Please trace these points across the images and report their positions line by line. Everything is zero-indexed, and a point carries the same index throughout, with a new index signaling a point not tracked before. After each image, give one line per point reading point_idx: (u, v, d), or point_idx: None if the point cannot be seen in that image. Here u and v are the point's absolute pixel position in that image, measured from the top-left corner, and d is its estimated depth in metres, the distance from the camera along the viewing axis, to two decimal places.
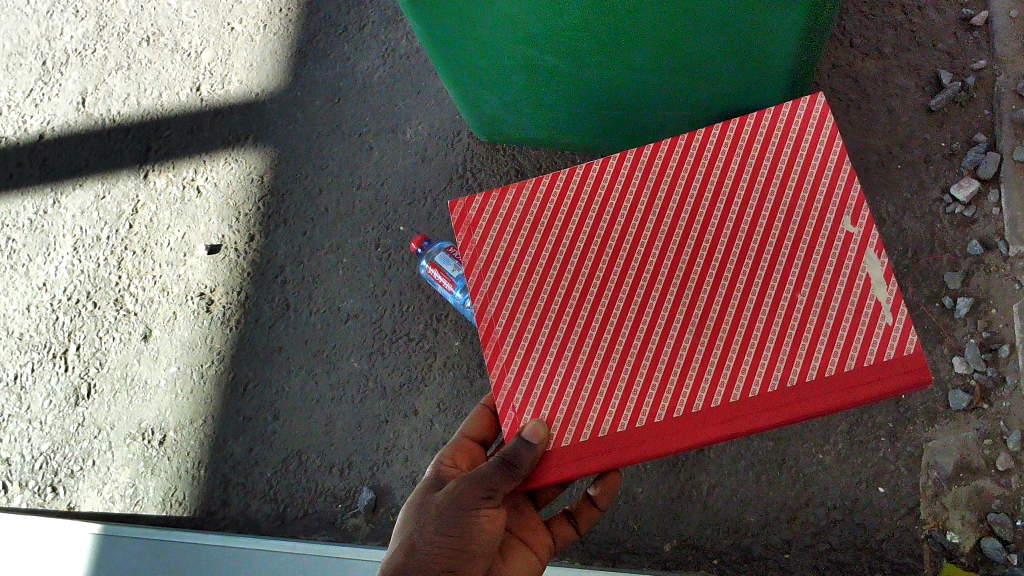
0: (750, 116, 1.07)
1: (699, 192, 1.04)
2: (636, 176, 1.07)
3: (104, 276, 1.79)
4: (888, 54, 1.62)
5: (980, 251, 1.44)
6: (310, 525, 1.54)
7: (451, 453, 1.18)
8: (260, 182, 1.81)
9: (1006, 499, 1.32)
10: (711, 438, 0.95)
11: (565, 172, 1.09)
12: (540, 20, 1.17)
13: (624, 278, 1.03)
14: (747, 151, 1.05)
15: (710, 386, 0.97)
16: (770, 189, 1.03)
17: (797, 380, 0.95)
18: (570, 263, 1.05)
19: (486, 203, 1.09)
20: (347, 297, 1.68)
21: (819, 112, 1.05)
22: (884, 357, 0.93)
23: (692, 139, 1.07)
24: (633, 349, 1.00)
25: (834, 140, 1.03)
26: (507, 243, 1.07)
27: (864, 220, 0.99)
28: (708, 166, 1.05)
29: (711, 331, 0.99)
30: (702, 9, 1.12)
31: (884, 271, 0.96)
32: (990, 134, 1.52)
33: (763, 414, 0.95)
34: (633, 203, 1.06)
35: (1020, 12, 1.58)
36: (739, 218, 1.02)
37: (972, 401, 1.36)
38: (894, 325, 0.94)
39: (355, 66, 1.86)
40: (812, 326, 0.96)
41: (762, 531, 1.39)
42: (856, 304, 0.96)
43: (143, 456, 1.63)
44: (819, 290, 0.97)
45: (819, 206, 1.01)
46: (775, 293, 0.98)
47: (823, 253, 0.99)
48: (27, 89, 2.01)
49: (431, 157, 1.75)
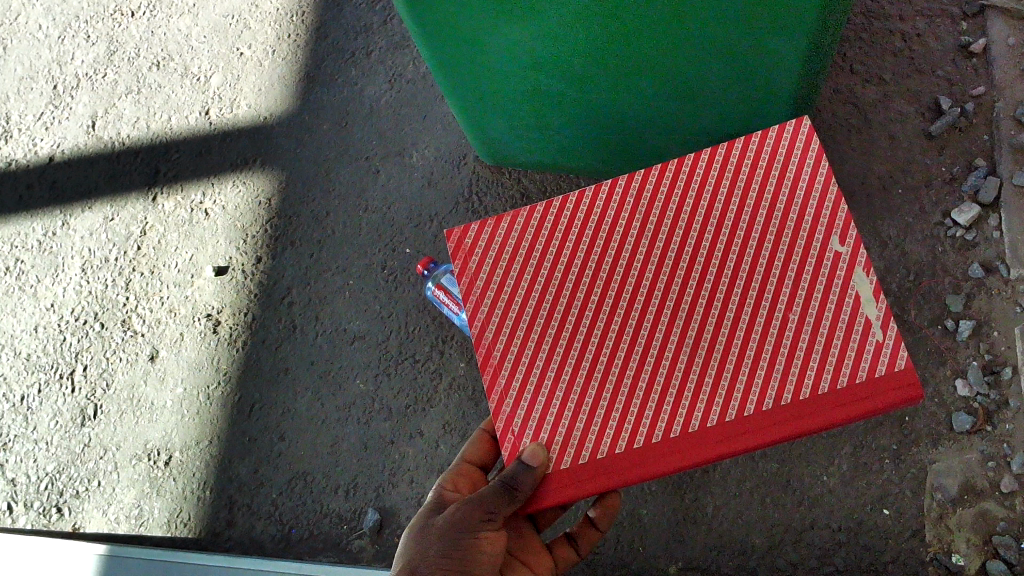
0: (737, 141, 1.10)
1: (691, 217, 1.07)
2: (628, 202, 1.10)
3: (112, 297, 1.81)
4: (888, 80, 1.65)
5: (981, 274, 1.46)
6: (315, 546, 1.54)
7: (452, 479, 1.19)
8: (267, 205, 1.83)
9: (1011, 521, 1.33)
10: (708, 457, 0.97)
11: (558, 200, 1.11)
12: (549, 46, 1.19)
13: (618, 302, 1.05)
14: (736, 174, 1.08)
15: (706, 406, 0.98)
16: (759, 212, 1.05)
17: (791, 398, 0.97)
18: (565, 288, 1.07)
19: (481, 231, 1.11)
20: (353, 319, 1.70)
21: (804, 137, 1.08)
22: (875, 373, 0.95)
23: (681, 165, 1.10)
24: (629, 371, 1.02)
25: (820, 162, 1.06)
26: (503, 271, 1.09)
27: (851, 239, 1.01)
28: (697, 191, 1.08)
29: (705, 352, 1.00)
30: (706, 36, 1.14)
31: (873, 289, 0.99)
32: (990, 160, 1.55)
33: (760, 433, 0.96)
34: (626, 229, 1.08)
35: (1017, 40, 1.62)
36: (729, 240, 1.05)
37: (975, 423, 1.37)
38: (884, 342, 0.96)
39: (362, 91, 1.89)
40: (804, 345, 0.98)
41: (768, 553, 1.39)
42: (846, 322, 0.98)
43: (149, 477, 1.64)
44: (810, 309, 0.99)
45: (807, 226, 1.03)
46: (766, 313, 1.00)
47: (813, 272, 1.01)
48: (38, 113, 2.04)
49: (437, 181, 1.77)
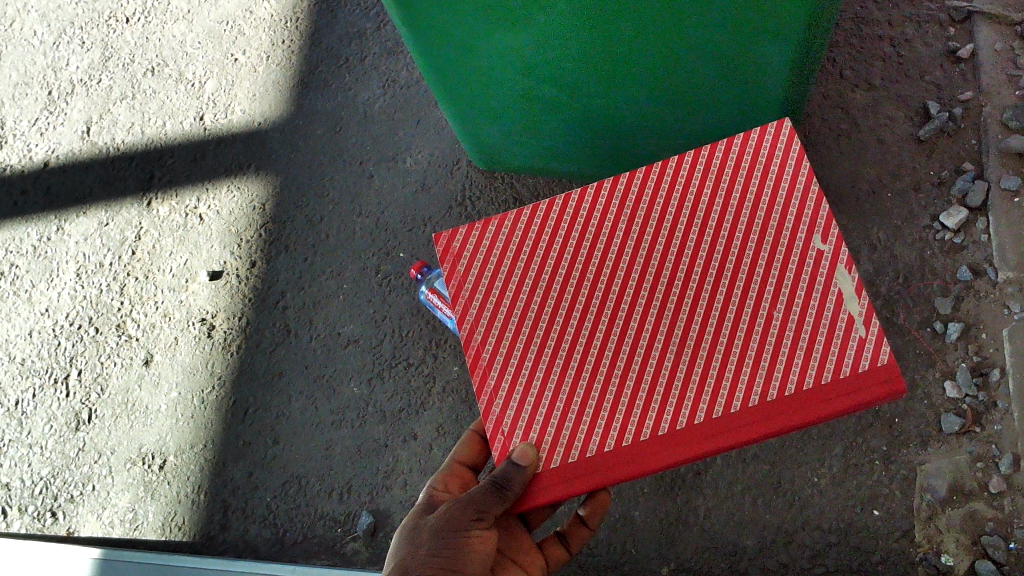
0: (720, 143, 1.11)
1: (675, 217, 1.08)
2: (614, 204, 1.11)
3: (107, 302, 1.81)
4: (877, 85, 1.67)
5: (970, 276, 1.47)
6: (310, 549, 1.54)
7: (443, 479, 1.20)
8: (261, 210, 1.83)
9: (1000, 521, 1.34)
10: (696, 454, 0.97)
11: (546, 203, 1.12)
12: (541, 53, 1.21)
13: (606, 301, 1.06)
14: (719, 175, 1.09)
15: (693, 404, 0.99)
16: (743, 212, 1.07)
17: (777, 394, 0.97)
18: (554, 289, 1.08)
19: (470, 234, 1.13)
20: (347, 323, 1.70)
21: (785, 137, 1.10)
22: (859, 368, 0.96)
23: (666, 167, 1.11)
24: (617, 371, 1.03)
25: (801, 162, 1.08)
26: (491, 273, 1.10)
27: (834, 237, 1.03)
28: (682, 192, 1.10)
29: (691, 350, 1.01)
30: (695, 42, 1.16)
31: (855, 286, 1.00)
32: (978, 164, 1.56)
33: (747, 429, 0.97)
34: (612, 231, 1.10)
35: (1004, 45, 1.63)
36: (714, 240, 1.06)
37: (964, 424, 1.39)
38: (867, 337, 0.97)
39: (356, 96, 1.90)
40: (789, 341, 0.99)
41: (759, 554, 1.40)
42: (829, 318, 0.99)
43: (143, 481, 1.64)
44: (794, 306, 1.01)
45: (790, 225, 1.05)
46: (751, 311, 1.01)
47: (796, 269, 1.02)
48: (33, 118, 2.04)
49: (430, 185, 1.78)
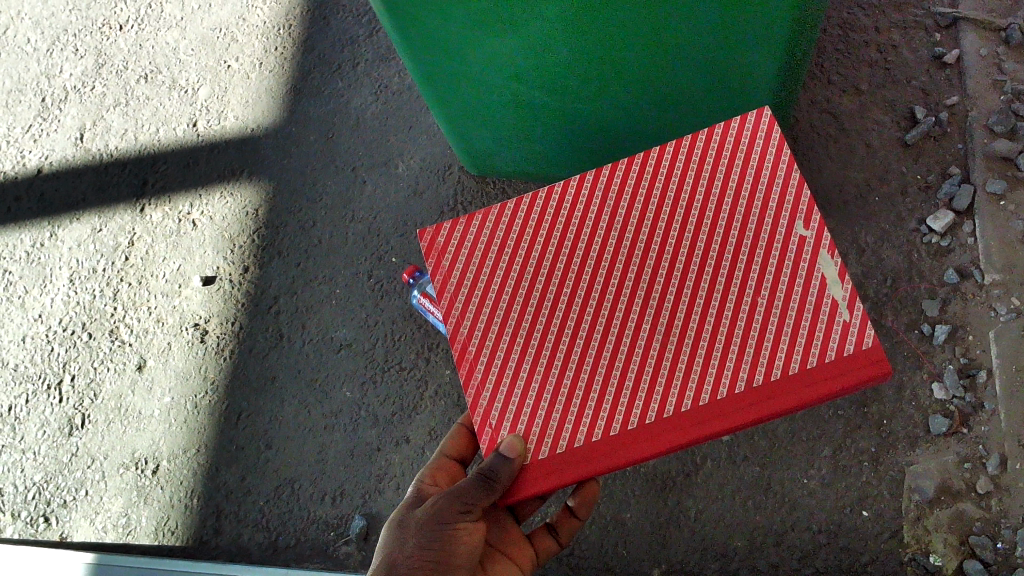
0: (702, 133, 1.13)
1: (659, 208, 1.10)
2: (597, 195, 1.12)
3: (100, 307, 1.82)
4: (865, 90, 1.68)
5: (957, 279, 1.49)
6: (302, 553, 1.55)
7: (431, 473, 1.22)
8: (254, 216, 1.84)
9: (987, 521, 1.35)
10: (683, 441, 0.98)
11: (530, 196, 1.14)
12: (531, 59, 1.21)
13: (591, 292, 1.07)
14: (702, 164, 1.11)
15: (679, 392, 1.00)
16: (725, 200, 1.08)
17: (764, 380, 0.98)
18: (540, 281, 1.09)
19: (454, 229, 1.14)
20: (340, 328, 1.71)
21: (766, 125, 1.11)
22: (844, 352, 0.98)
23: (648, 159, 1.13)
24: (603, 360, 1.04)
25: (782, 150, 1.09)
26: (477, 265, 1.11)
27: (816, 224, 1.04)
28: (665, 183, 1.11)
29: (677, 339, 1.03)
30: (682, 46, 1.17)
31: (838, 271, 1.01)
32: (964, 168, 1.58)
33: (735, 415, 0.98)
34: (596, 222, 1.11)
35: (990, 50, 1.65)
36: (697, 229, 1.07)
37: (951, 426, 1.40)
38: (852, 321, 0.99)
39: (348, 102, 1.91)
40: (773, 327, 1.00)
41: (749, 556, 1.41)
42: (814, 302, 1.01)
43: (136, 486, 1.64)
44: (778, 292, 1.02)
45: (773, 212, 1.06)
46: (735, 299, 1.03)
47: (781, 255, 1.03)
48: (26, 125, 2.05)
49: (422, 190, 1.79)
